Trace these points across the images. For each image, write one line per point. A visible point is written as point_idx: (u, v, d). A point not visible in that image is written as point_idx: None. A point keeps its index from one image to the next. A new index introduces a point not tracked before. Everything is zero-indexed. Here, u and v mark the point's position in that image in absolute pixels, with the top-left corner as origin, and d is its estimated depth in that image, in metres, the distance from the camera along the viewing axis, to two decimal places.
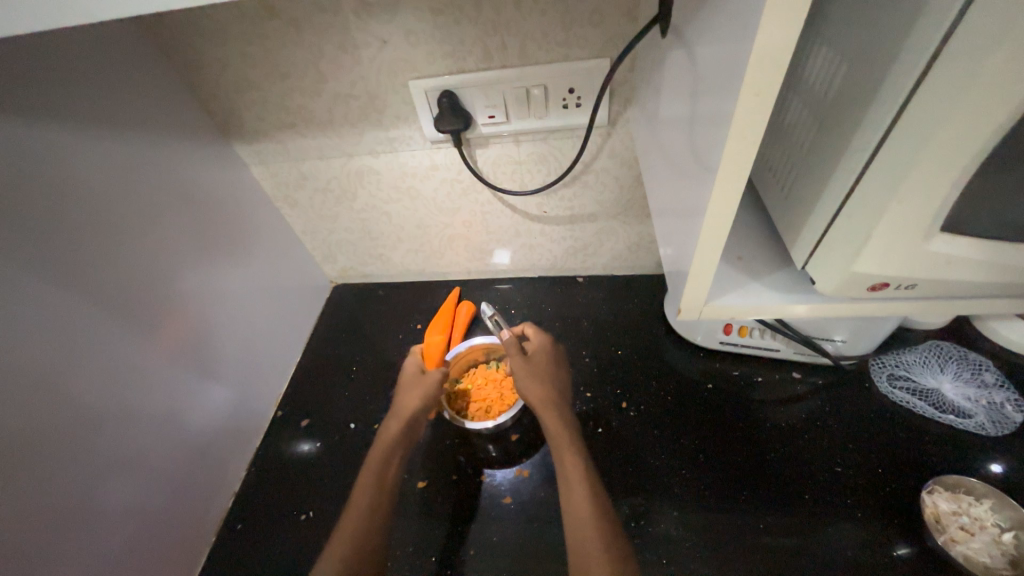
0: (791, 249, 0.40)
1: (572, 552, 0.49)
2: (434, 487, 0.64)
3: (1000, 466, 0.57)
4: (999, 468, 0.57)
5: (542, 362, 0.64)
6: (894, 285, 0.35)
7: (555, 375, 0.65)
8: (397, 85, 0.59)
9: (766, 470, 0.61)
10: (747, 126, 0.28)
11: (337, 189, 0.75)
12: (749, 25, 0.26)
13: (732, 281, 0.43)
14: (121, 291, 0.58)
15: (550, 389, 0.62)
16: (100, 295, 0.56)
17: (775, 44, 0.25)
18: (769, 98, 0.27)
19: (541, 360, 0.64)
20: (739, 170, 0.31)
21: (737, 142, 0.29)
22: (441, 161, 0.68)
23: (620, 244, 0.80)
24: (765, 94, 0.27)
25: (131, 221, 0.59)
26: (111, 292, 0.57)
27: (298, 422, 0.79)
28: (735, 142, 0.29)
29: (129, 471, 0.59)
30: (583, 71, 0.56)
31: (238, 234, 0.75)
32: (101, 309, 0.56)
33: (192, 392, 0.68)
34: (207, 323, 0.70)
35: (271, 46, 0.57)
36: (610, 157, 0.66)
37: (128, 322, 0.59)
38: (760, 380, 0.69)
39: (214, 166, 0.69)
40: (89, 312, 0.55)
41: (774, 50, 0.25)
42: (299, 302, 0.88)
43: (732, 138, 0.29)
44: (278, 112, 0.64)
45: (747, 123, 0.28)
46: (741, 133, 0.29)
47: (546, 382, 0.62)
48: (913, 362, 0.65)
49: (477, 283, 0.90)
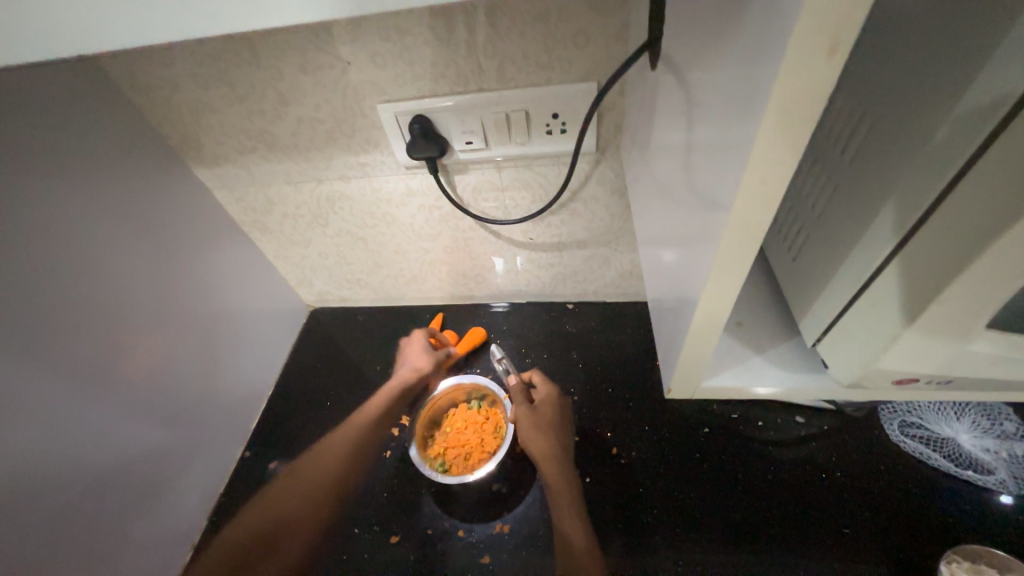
0: (801, 326, 0.38)
1: None
2: (407, 543, 0.60)
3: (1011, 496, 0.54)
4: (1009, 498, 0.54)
5: (546, 415, 0.62)
6: (924, 380, 0.32)
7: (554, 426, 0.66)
8: (365, 108, 0.54)
9: (767, 529, 0.56)
10: (753, 200, 0.23)
11: (307, 215, 0.70)
12: (759, 83, 0.20)
13: (731, 352, 0.40)
14: (57, 338, 0.51)
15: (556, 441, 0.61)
16: (22, 344, 0.49)
17: (791, 111, 0.20)
18: (780, 172, 0.22)
19: (546, 413, 0.63)
20: (744, 243, 0.26)
21: (740, 216, 0.24)
22: (417, 187, 0.63)
23: (611, 271, 0.75)
24: (773, 169, 0.22)
25: (70, 260, 0.53)
26: (45, 339, 0.50)
27: (266, 462, 0.73)
28: (738, 216, 0.24)
29: (73, 536, 0.53)
30: (568, 96, 0.51)
31: (202, 262, 0.70)
32: (22, 360, 0.49)
33: (142, 440, 0.61)
34: (164, 363, 0.64)
35: (225, 67, 0.51)
36: (599, 184, 0.61)
37: (68, 372, 0.52)
38: (763, 424, 0.64)
39: (172, 191, 0.64)
40: (19, 365, 0.48)
41: (789, 117, 0.20)
42: (273, 329, 0.83)
43: (734, 212, 0.24)
44: (238, 135, 0.59)
45: (754, 197, 0.23)
46: (745, 207, 0.24)
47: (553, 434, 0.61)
48: (926, 408, 0.60)
49: (462, 309, 0.85)
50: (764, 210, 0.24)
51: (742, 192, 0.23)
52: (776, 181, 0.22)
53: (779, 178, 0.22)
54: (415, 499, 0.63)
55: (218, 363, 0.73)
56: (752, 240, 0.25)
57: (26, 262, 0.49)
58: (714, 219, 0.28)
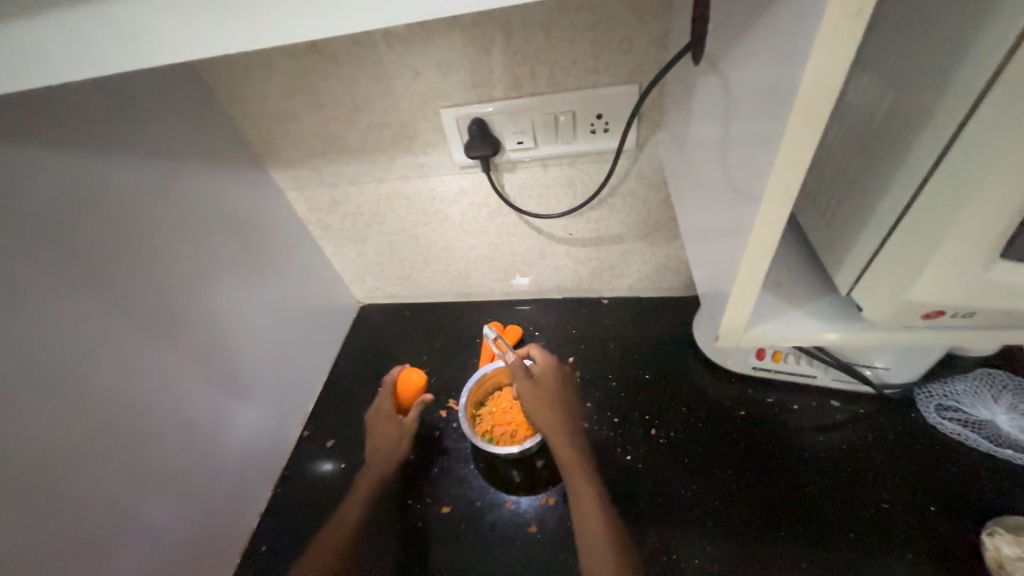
0: (836, 276, 0.41)
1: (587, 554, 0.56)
2: (460, 514, 0.64)
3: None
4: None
5: (544, 389, 0.68)
6: (949, 313, 0.35)
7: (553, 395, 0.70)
8: (429, 112, 0.61)
9: (808, 504, 0.58)
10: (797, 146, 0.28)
11: (367, 213, 0.77)
12: (800, 51, 0.26)
13: (773, 308, 0.43)
14: (153, 306, 0.58)
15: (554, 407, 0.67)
16: (125, 310, 0.54)
17: (825, 67, 0.25)
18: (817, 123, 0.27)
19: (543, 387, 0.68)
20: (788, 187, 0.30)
21: (783, 165, 0.29)
22: (469, 185, 0.70)
23: (645, 265, 0.80)
24: (811, 124, 0.27)
25: (171, 243, 0.60)
26: (145, 307, 0.57)
27: (324, 442, 0.78)
28: (781, 164, 0.29)
29: (156, 490, 0.57)
30: (611, 98, 0.57)
31: (274, 255, 0.76)
32: (125, 321, 0.54)
33: (212, 410, 0.65)
34: (236, 339, 0.69)
35: (311, 80, 0.60)
36: (637, 180, 0.67)
37: (159, 337, 0.58)
38: (798, 408, 0.66)
39: (252, 192, 0.71)
40: (122, 326, 0.54)
41: (824, 73, 0.25)
42: (328, 321, 0.89)
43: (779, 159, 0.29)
44: (314, 140, 0.67)
45: (796, 146, 0.28)
46: (788, 154, 0.29)
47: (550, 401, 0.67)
48: (963, 392, 0.62)
49: (502, 304, 0.90)
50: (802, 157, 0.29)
51: (786, 142, 0.28)
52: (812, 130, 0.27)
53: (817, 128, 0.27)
54: (465, 474, 0.67)
55: (283, 348, 0.79)
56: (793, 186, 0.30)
57: (135, 239, 0.56)
58: (757, 180, 0.33)
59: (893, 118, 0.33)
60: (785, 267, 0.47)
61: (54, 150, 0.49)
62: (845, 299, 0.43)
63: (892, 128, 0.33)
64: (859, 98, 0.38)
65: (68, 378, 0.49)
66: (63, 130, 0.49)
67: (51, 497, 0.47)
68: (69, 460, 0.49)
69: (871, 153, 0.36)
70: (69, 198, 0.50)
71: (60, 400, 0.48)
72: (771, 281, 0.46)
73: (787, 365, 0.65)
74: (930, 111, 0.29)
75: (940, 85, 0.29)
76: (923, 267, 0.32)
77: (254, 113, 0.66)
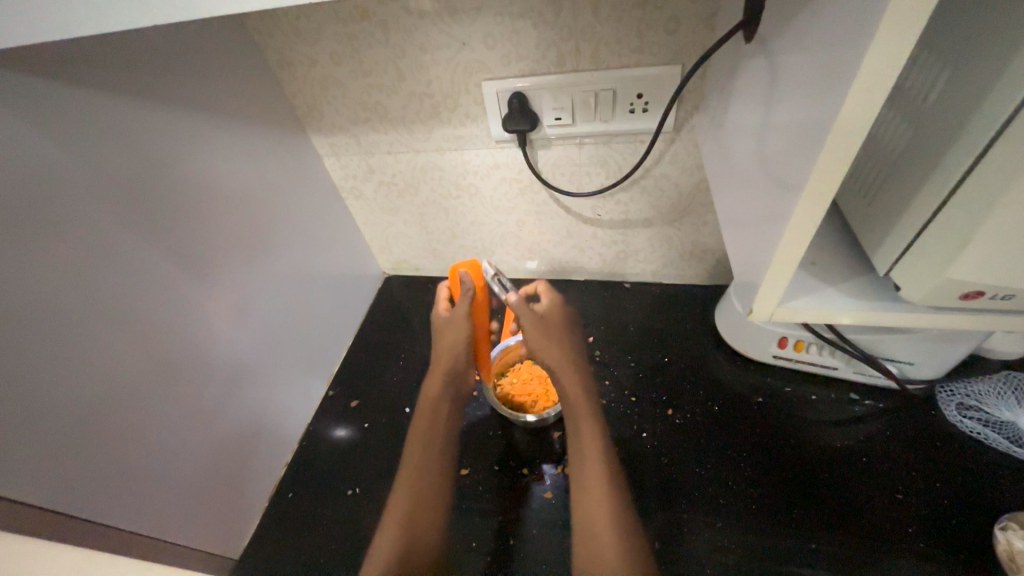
0: (873, 257, 0.41)
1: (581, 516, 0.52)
2: (477, 478, 0.66)
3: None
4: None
5: (544, 331, 0.62)
6: (989, 294, 0.36)
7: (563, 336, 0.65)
8: (470, 85, 0.63)
9: (821, 490, 0.59)
10: (857, 115, 0.28)
11: (401, 184, 0.79)
12: (864, 19, 0.26)
13: (807, 286, 0.44)
14: (197, 252, 0.59)
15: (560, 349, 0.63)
16: (171, 252, 0.56)
17: (898, 31, 0.24)
18: (884, 90, 0.26)
19: (545, 330, 0.62)
20: (841, 159, 0.30)
21: (839, 134, 0.29)
22: (502, 160, 0.71)
23: (671, 251, 0.80)
24: (876, 91, 0.27)
25: (218, 196, 0.62)
26: (190, 252, 0.58)
27: (346, 403, 0.80)
28: (836, 133, 0.29)
29: (194, 431, 0.59)
30: (652, 78, 0.57)
31: (309, 218, 0.78)
32: (171, 264, 0.56)
33: (245, 358, 0.67)
34: (270, 293, 0.71)
35: (359, 45, 0.61)
36: (671, 163, 0.67)
37: (201, 283, 0.60)
38: (815, 399, 0.67)
39: (293, 154, 0.73)
40: (169, 269, 0.56)
41: (893, 39, 0.25)
42: (356, 289, 0.92)
43: (835, 127, 0.28)
44: (357, 107, 0.69)
45: (858, 113, 0.27)
46: (846, 121, 0.28)
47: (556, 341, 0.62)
48: (986, 393, 0.62)
49: (524, 283, 0.92)
50: (862, 126, 0.28)
51: (846, 109, 0.28)
52: (875, 97, 0.27)
53: (881, 95, 0.27)
54: (483, 441, 0.69)
55: (314, 309, 0.81)
56: (847, 157, 0.30)
57: (184, 187, 0.57)
58: (806, 152, 0.33)
59: (944, 101, 0.34)
60: (818, 251, 0.48)
61: (117, 96, 0.50)
62: (880, 285, 0.43)
63: (944, 111, 0.34)
64: (909, 84, 0.38)
65: (125, 319, 0.51)
66: (128, 79, 0.51)
67: (106, 432, 0.49)
68: (122, 399, 0.51)
69: (918, 138, 0.36)
70: (126, 143, 0.51)
71: (114, 338, 0.50)
72: (806, 260, 0.47)
73: (809, 355, 0.65)
74: (985, 93, 0.30)
75: (999, 67, 0.29)
76: (964, 248, 0.33)
77: (300, 78, 0.68)
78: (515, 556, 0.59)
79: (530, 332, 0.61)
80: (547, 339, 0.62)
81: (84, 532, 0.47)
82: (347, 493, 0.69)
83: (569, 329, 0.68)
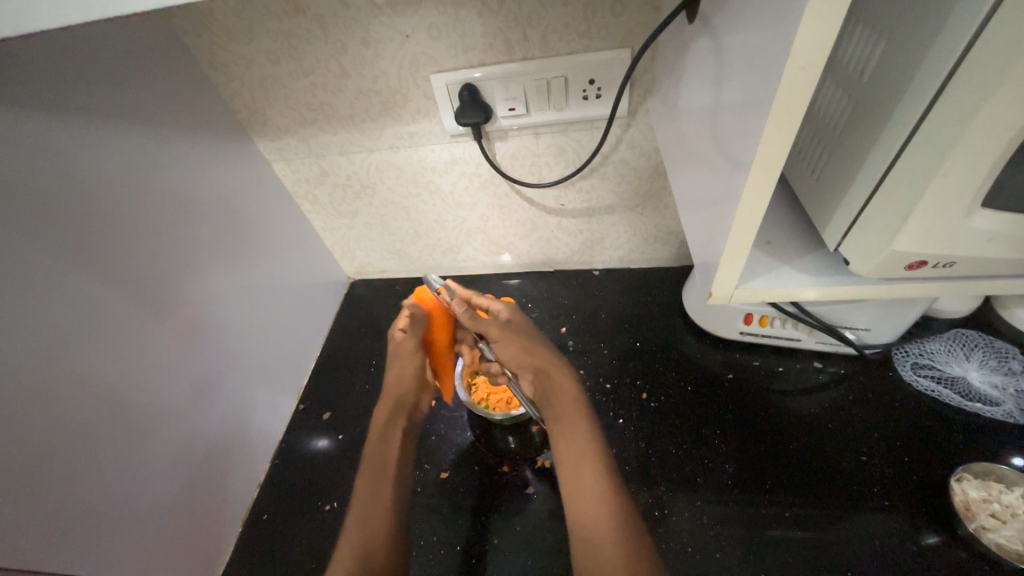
0: (823, 232, 0.42)
1: (575, 512, 0.52)
2: (458, 479, 0.65)
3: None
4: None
5: (523, 340, 0.64)
6: (932, 262, 0.37)
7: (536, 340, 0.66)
8: (419, 78, 0.60)
9: (792, 457, 0.61)
10: (797, 92, 0.28)
11: (356, 185, 0.76)
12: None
13: (765, 264, 0.45)
14: (143, 275, 0.55)
15: (534, 353, 0.63)
16: (115, 278, 0.52)
17: (832, 5, 0.24)
18: (820, 65, 0.26)
19: (520, 339, 0.64)
20: (786, 135, 0.30)
21: (782, 111, 0.29)
22: (460, 155, 0.69)
23: (635, 236, 0.81)
24: (812, 66, 0.27)
25: (160, 211, 0.58)
26: (135, 276, 0.54)
27: (320, 415, 0.78)
28: (777, 111, 0.29)
29: (159, 464, 0.56)
30: (603, 63, 0.57)
31: (263, 226, 0.75)
32: (115, 291, 0.52)
33: (207, 381, 0.64)
34: (227, 310, 0.68)
35: (297, 43, 0.58)
36: (629, 148, 0.67)
37: (150, 308, 0.56)
38: (783, 370, 0.69)
39: (238, 162, 0.69)
40: (112, 297, 0.52)
41: (826, 13, 0.24)
42: (320, 296, 0.89)
43: (777, 102, 0.28)
44: (302, 108, 0.66)
45: (797, 90, 0.27)
46: (786, 96, 0.28)
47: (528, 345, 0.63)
48: (938, 350, 0.66)
49: (493, 278, 0.91)
50: (802, 104, 0.28)
51: (785, 86, 0.28)
52: (813, 73, 0.27)
53: (818, 71, 0.27)
54: (461, 440, 0.69)
55: (276, 321, 0.78)
56: (791, 135, 0.30)
57: (120, 204, 0.53)
58: (750, 131, 0.33)
59: (881, 75, 0.34)
60: (774, 228, 0.48)
61: (35, 111, 0.46)
62: (832, 258, 0.44)
63: (882, 83, 0.34)
64: (850, 56, 0.39)
65: (67, 356, 0.47)
66: (45, 87, 0.47)
67: (59, 477, 0.46)
68: (73, 441, 0.47)
69: (859, 112, 0.37)
70: (50, 160, 0.47)
71: (56, 373, 0.46)
72: (763, 238, 0.48)
73: (773, 329, 0.67)
74: (919, 67, 0.30)
75: (931, 37, 0.29)
76: (908, 220, 0.34)
77: (236, 79, 0.64)
78: (501, 554, 0.58)
79: (505, 340, 0.63)
80: (526, 346, 0.63)
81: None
82: (326, 508, 0.67)
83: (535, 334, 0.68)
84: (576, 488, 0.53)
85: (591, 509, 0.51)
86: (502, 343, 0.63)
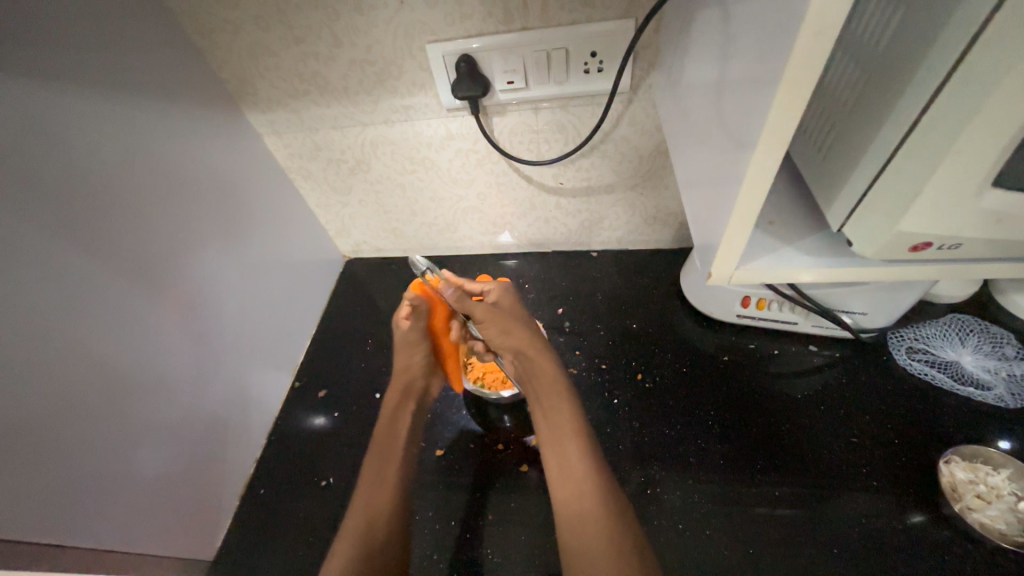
0: (827, 213, 0.42)
1: (559, 492, 0.52)
2: (453, 458, 0.66)
3: (1009, 442, 0.57)
4: (1008, 444, 0.57)
5: (505, 319, 0.61)
6: (936, 245, 0.37)
7: (521, 318, 0.64)
8: (414, 48, 0.58)
9: (785, 438, 0.61)
10: (810, 65, 0.26)
11: (351, 160, 0.74)
12: None
13: (766, 245, 0.44)
14: (137, 253, 0.54)
15: (517, 332, 0.62)
16: (108, 255, 0.51)
17: None
18: (835, 35, 0.25)
19: (504, 317, 0.62)
20: (795, 109, 0.29)
21: (792, 84, 0.27)
22: (456, 131, 0.67)
23: (634, 216, 0.80)
24: (828, 35, 0.25)
25: (150, 184, 0.56)
26: (130, 253, 0.53)
27: (315, 393, 0.78)
28: (787, 85, 0.28)
29: (159, 438, 0.57)
30: (605, 34, 0.55)
31: (256, 202, 0.73)
32: (110, 269, 0.51)
33: (204, 357, 0.64)
34: (221, 288, 0.67)
35: (286, 8, 0.56)
36: (630, 125, 0.65)
37: (146, 286, 0.55)
38: (778, 353, 0.69)
39: (228, 135, 0.67)
40: (108, 275, 0.51)
41: None
42: (315, 275, 0.88)
43: (788, 75, 0.27)
44: (292, 78, 0.63)
45: (809, 62, 0.26)
46: (797, 69, 0.27)
47: (511, 325, 0.62)
48: (933, 335, 0.66)
49: (490, 257, 0.90)
50: (813, 79, 0.27)
51: (798, 57, 0.26)
52: (828, 44, 0.26)
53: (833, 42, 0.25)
54: (457, 419, 0.69)
55: (270, 299, 0.77)
56: (799, 112, 0.29)
57: (109, 178, 0.51)
58: (757, 106, 0.32)
59: (896, 48, 0.33)
60: (776, 209, 0.48)
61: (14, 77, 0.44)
62: (833, 241, 0.44)
63: (897, 57, 0.33)
64: (865, 28, 0.37)
65: (63, 333, 0.47)
66: (24, 52, 0.44)
67: (61, 452, 0.46)
68: (72, 417, 0.47)
69: (871, 89, 0.36)
70: (34, 130, 0.45)
71: (48, 351, 0.45)
72: (764, 219, 0.47)
73: (770, 312, 0.67)
74: (935, 41, 0.29)
75: (949, 8, 0.28)
76: (915, 201, 0.33)
77: (224, 46, 0.61)
78: (496, 531, 0.59)
79: (489, 321, 0.61)
80: (508, 326, 0.62)
81: (50, 557, 0.45)
82: (323, 484, 0.68)
83: (520, 310, 0.66)
84: (562, 470, 0.53)
85: (574, 496, 0.51)
86: (487, 324, 0.61)
